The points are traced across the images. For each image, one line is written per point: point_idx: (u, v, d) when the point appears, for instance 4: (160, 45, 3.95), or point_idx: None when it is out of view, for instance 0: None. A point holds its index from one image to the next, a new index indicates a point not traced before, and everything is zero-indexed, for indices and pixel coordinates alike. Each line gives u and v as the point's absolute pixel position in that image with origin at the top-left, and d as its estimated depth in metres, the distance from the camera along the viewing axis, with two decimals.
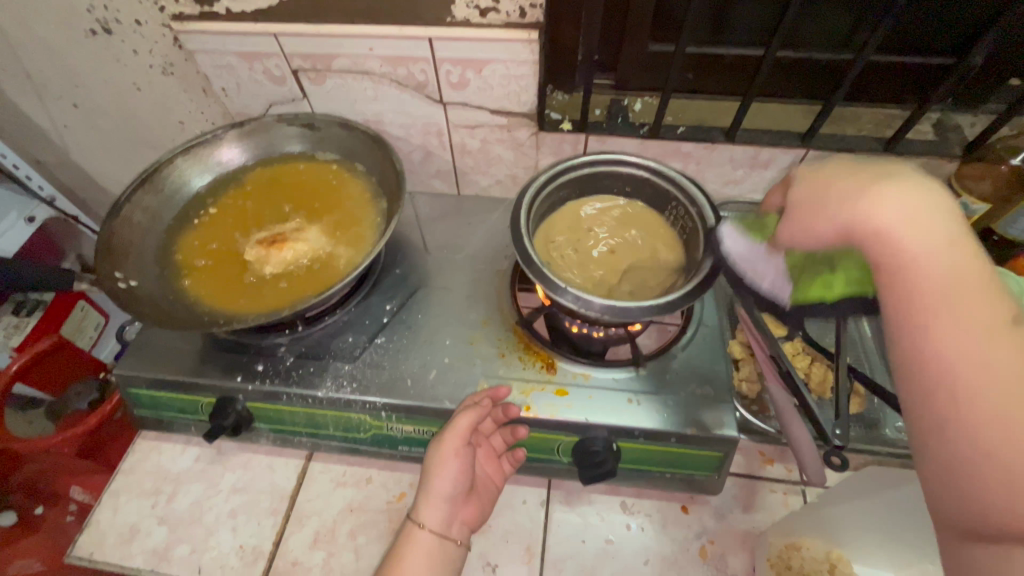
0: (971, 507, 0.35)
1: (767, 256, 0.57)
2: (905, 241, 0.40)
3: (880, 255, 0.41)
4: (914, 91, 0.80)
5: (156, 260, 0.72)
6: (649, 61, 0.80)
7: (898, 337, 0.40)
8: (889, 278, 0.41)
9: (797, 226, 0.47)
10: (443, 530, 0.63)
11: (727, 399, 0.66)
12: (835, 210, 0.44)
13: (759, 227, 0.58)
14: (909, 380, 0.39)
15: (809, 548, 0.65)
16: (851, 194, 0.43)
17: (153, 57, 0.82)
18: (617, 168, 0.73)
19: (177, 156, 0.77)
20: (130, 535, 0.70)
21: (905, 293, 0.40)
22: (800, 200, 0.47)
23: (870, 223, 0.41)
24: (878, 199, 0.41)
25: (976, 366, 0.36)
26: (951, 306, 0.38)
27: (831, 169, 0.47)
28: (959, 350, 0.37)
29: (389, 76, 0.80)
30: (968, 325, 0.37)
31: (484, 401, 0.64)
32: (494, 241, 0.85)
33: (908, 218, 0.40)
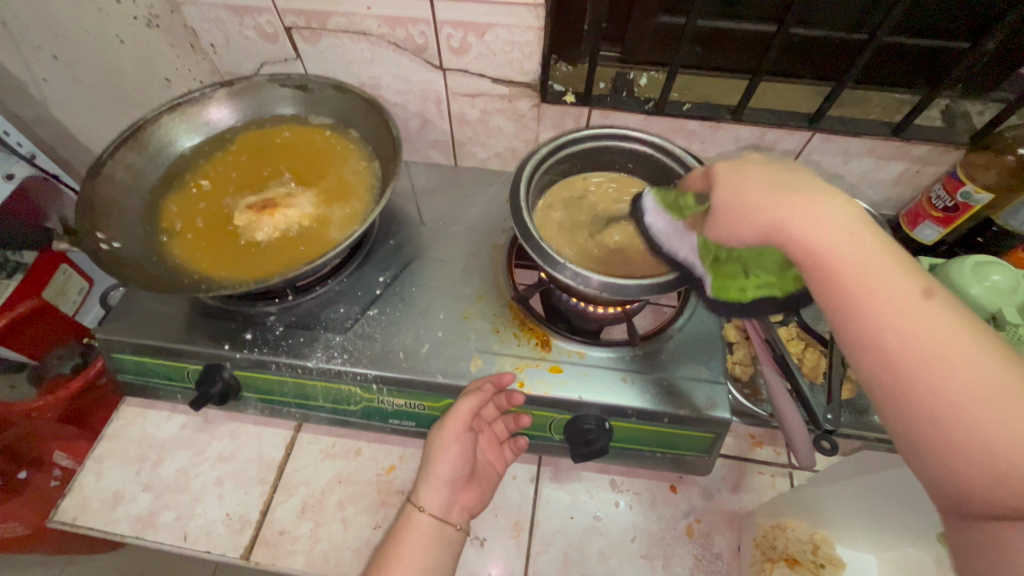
0: (949, 480, 0.37)
1: (683, 232, 0.56)
2: (818, 246, 0.41)
3: (804, 259, 0.42)
4: (925, 75, 0.78)
5: (140, 222, 0.69)
6: (658, 33, 0.78)
7: (846, 338, 0.41)
8: (818, 279, 0.41)
9: (728, 229, 0.45)
10: (443, 515, 0.63)
11: (721, 381, 0.66)
12: (757, 217, 0.43)
13: (675, 206, 0.57)
14: (870, 374, 0.40)
15: (794, 529, 0.67)
16: (769, 204, 0.43)
17: (137, 7, 0.77)
18: (621, 143, 0.71)
19: (162, 114, 0.74)
20: (114, 500, 0.69)
21: (840, 298, 0.41)
22: (724, 203, 0.46)
23: (784, 230, 0.42)
24: (789, 206, 0.42)
25: (911, 345, 0.38)
26: (871, 297, 0.39)
27: (750, 166, 0.47)
28: (898, 334, 0.38)
29: (387, 38, 0.77)
30: (889, 303, 0.39)
31: (485, 386, 0.63)
32: (491, 216, 0.83)
33: (816, 225, 0.41)
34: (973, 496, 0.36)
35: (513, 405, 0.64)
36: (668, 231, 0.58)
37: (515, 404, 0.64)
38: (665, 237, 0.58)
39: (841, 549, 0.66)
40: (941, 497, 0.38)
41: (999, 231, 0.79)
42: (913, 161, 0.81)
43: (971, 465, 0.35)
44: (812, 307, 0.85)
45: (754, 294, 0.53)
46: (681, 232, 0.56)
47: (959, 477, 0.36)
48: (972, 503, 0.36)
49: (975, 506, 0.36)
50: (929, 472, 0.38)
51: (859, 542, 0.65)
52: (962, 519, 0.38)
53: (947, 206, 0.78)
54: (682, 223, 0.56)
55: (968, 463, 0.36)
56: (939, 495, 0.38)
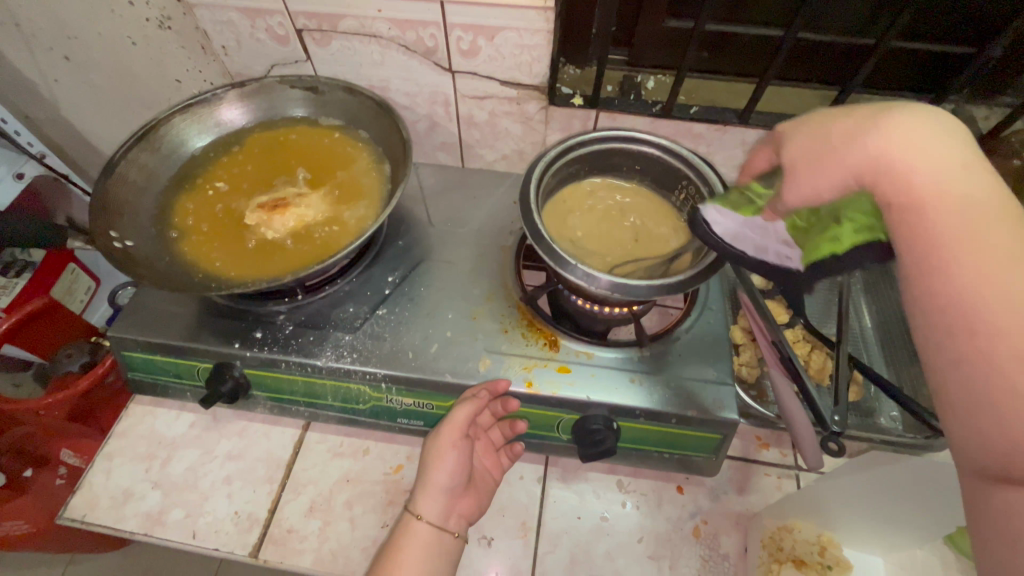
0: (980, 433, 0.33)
1: (766, 224, 0.53)
2: (912, 174, 0.38)
3: (898, 194, 0.38)
4: (931, 80, 0.79)
5: (153, 222, 0.70)
6: (666, 37, 0.78)
7: (919, 279, 0.36)
8: (896, 210, 0.38)
9: (808, 181, 0.45)
10: (441, 523, 0.64)
11: (728, 382, 0.66)
12: (844, 155, 0.42)
13: (747, 202, 0.55)
14: (924, 310, 0.36)
15: (800, 530, 0.66)
16: (852, 137, 0.42)
17: (150, 10, 0.78)
18: (630, 145, 0.72)
19: (174, 115, 0.74)
20: (124, 498, 0.69)
21: (912, 231, 0.37)
22: (797, 159, 0.46)
23: (880, 160, 0.40)
24: (885, 136, 0.40)
25: (992, 285, 0.33)
26: (961, 238, 0.35)
27: (861, 108, 0.44)
28: (975, 277, 0.33)
29: (398, 40, 0.77)
30: (974, 243, 0.34)
31: (482, 393, 0.64)
32: (499, 217, 0.83)
33: (915, 149, 0.38)
34: (1009, 462, 0.32)
35: (508, 411, 0.65)
36: (741, 229, 0.55)
37: (510, 410, 0.66)
38: (740, 238, 0.56)
39: (848, 551, 0.66)
40: (969, 459, 0.34)
41: None
42: None
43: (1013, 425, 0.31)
44: (818, 309, 0.85)
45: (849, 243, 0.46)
46: (761, 226, 0.54)
47: (987, 428, 0.32)
48: (1011, 471, 0.32)
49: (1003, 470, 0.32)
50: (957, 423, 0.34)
51: (866, 543, 0.65)
52: (986, 485, 0.34)
53: None
54: (759, 218, 0.53)
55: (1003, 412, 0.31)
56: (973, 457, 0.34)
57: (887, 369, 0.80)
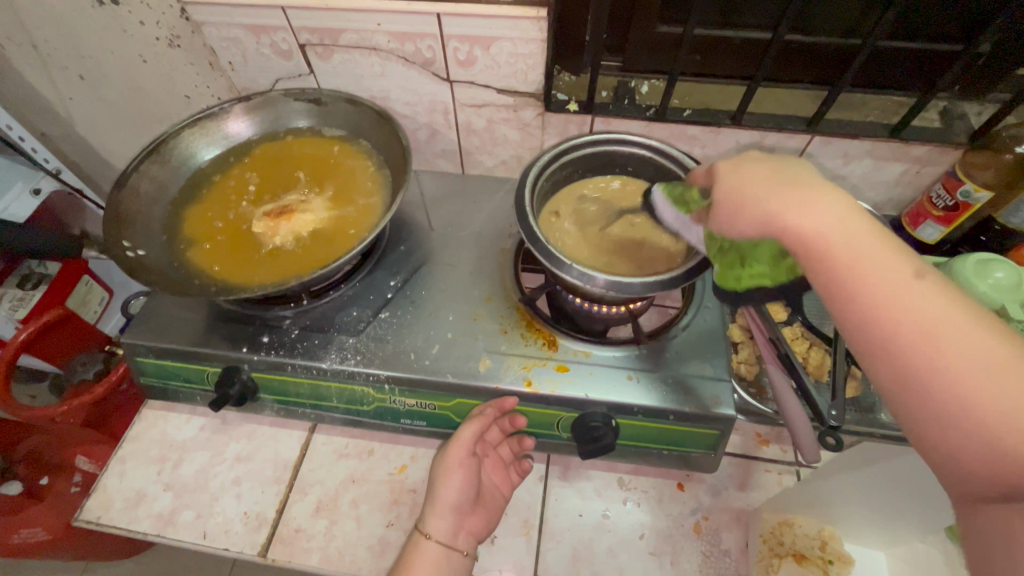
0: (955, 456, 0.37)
1: (692, 225, 0.58)
2: (817, 232, 0.43)
3: (802, 248, 0.44)
4: (921, 78, 0.80)
5: (164, 232, 0.72)
6: (658, 42, 0.80)
7: (848, 317, 0.42)
8: (812, 266, 0.44)
9: (724, 224, 0.48)
10: (449, 541, 0.64)
11: (726, 378, 0.67)
12: (754, 211, 0.46)
13: (681, 201, 0.60)
14: (866, 360, 0.42)
15: (802, 525, 0.67)
16: (761, 199, 0.46)
17: (160, 29, 0.81)
18: (622, 146, 0.73)
19: (184, 128, 0.77)
20: (136, 499, 0.71)
21: (836, 279, 0.42)
22: (725, 196, 0.48)
23: (790, 225, 0.44)
24: (786, 201, 0.44)
25: (895, 322, 0.40)
26: (863, 277, 0.41)
27: (748, 164, 0.49)
28: (888, 316, 0.40)
29: (397, 52, 0.80)
30: (878, 289, 0.41)
31: (488, 411, 0.67)
32: (498, 221, 0.85)
33: (808, 209, 0.43)
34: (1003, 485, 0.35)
35: (516, 428, 0.68)
36: (677, 227, 0.60)
37: (518, 426, 0.69)
38: (675, 232, 0.61)
39: (850, 546, 0.67)
40: (955, 483, 0.38)
41: (1001, 229, 0.79)
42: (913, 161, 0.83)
43: (966, 439, 0.36)
44: (816, 307, 0.86)
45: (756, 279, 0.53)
46: (688, 226, 0.59)
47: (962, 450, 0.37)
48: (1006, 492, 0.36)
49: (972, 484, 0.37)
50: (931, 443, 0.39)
51: (866, 538, 0.65)
52: (980, 504, 0.37)
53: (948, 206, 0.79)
54: (688, 217, 0.59)
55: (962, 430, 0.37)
56: (956, 481, 0.38)
57: None
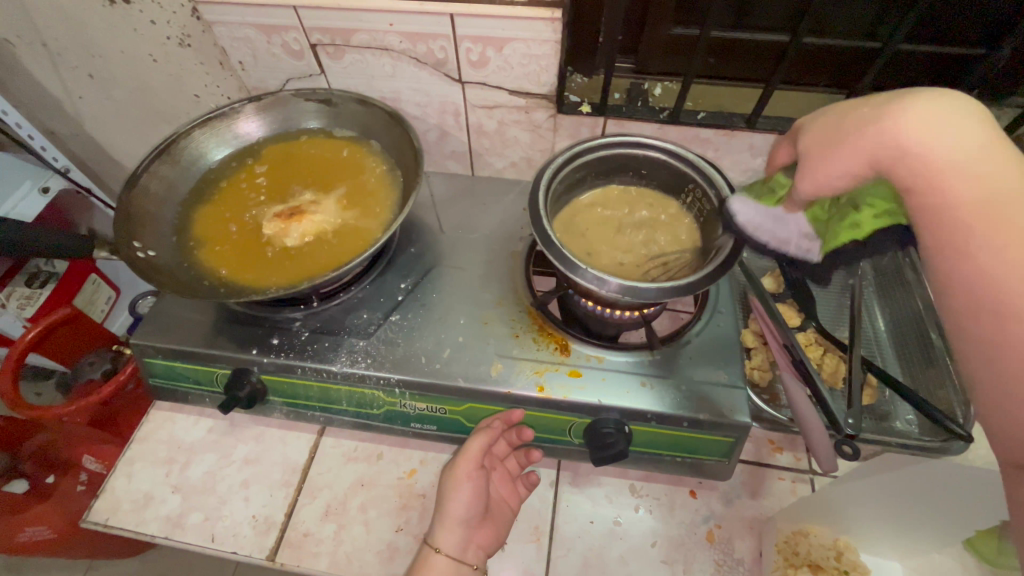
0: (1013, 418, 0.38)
1: (786, 216, 0.57)
2: (936, 161, 0.42)
3: (913, 175, 0.43)
4: (940, 81, 0.79)
5: (174, 232, 0.72)
6: (672, 44, 0.79)
7: (939, 263, 0.42)
8: (921, 196, 0.43)
9: (819, 162, 0.49)
10: (459, 555, 0.63)
11: (740, 385, 0.66)
12: (857, 137, 0.46)
13: (768, 193, 0.59)
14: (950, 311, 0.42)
15: (817, 534, 0.66)
16: (869, 122, 0.46)
17: (171, 28, 0.81)
18: (636, 149, 0.72)
19: (194, 128, 0.77)
20: (145, 501, 0.71)
21: (938, 225, 0.42)
22: (822, 139, 0.50)
23: (895, 144, 0.43)
24: (897, 120, 0.44)
25: (988, 274, 0.39)
26: (983, 220, 0.40)
27: (852, 104, 0.50)
28: (994, 267, 0.39)
29: (409, 53, 0.79)
30: (997, 234, 0.39)
31: (495, 424, 0.67)
32: (508, 224, 0.85)
33: (939, 133, 0.42)
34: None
35: (523, 441, 0.69)
36: (765, 221, 0.58)
37: (525, 439, 0.69)
38: (761, 228, 0.58)
39: (865, 556, 0.65)
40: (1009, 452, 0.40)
41: None
42: None
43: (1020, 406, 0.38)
44: (830, 312, 0.85)
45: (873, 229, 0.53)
46: (781, 218, 0.57)
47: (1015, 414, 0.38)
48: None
49: (1014, 443, 0.39)
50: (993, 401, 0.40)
51: (883, 549, 0.64)
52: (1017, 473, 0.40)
53: None
54: (780, 209, 0.58)
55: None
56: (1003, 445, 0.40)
57: (902, 373, 0.79)
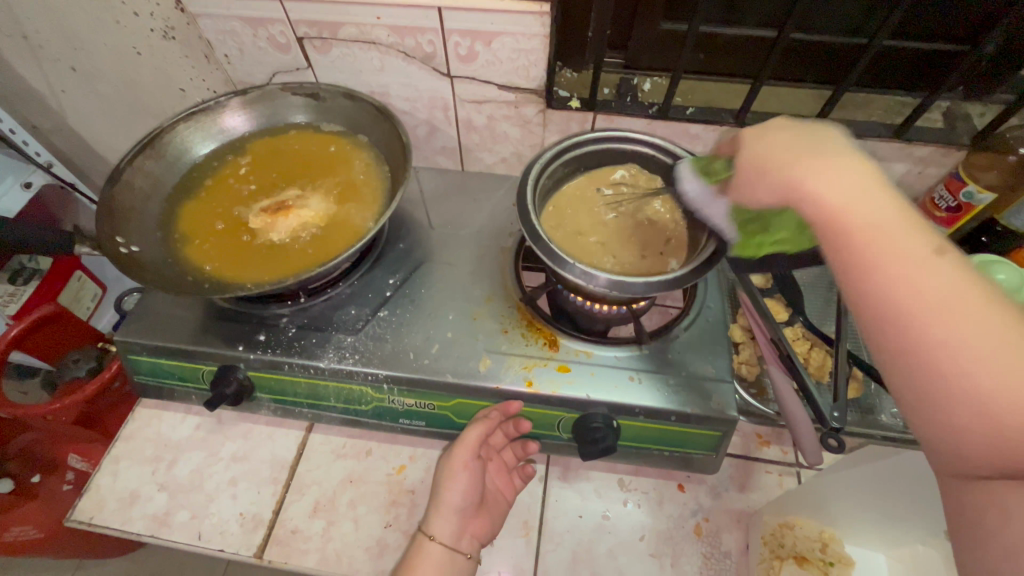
0: (948, 440, 0.36)
1: (715, 198, 0.59)
2: (826, 196, 0.41)
3: (817, 216, 0.42)
4: (925, 77, 0.79)
5: (158, 227, 0.71)
6: (661, 39, 0.79)
7: (851, 291, 0.41)
8: (824, 234, 0.41)
9: (746, 190, 0.48)
10: (453, 543, 0.64)
11: (727, 379, 0.67)
12: (779, 179, 0.44)
13: (707, 171, 0.59)
14: (873, 340, 0.40)
15: (803, 526, 0.67)
16: (784, 165, 0.44)
17: (154, 20, 0.80)
18: (624, 144, 0.72)
19: (179, 122, 0.76)
20: (130, 500, 0.70)
21: (844, 250, 0.40)
22: (750, 164, 0.48)
23: (806, 193, 0.42)
24: (802, 167, 0.43)
25: (910, 299, 0.37)
26: (878, 250, 0.39)
27: (772, 133, 0.48)
28: (899, 292, 0.37)
29: (396, 47, 0.79)
30: (889, 265, 0.38)
31: (493, 412, 0.67)
32: (498, 220, 0.84)
33: (831, 177, 0.41)
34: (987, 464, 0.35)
35: (521, 432, 0.68)
36: (700, 198, 0.60)
37: (523, 430, 0.68)
38: (697, 202, 0.61)
39: (850, 547, 0.66)
40: (944, 462, 0.38)
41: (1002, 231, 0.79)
42: (915, 162, 0.83)
43: (959, 428, 0.35)
44: (817, 306, 0.85)
45: (770, 250, 0.58)
46: (712, 198, 0.59)
47: (953, 434, 0.36)
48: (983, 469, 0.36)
49: (967, 464, 0.36)
50: (922, 426, 0.38)
51: (868, 541, 0.65)
52: (980, 483, 0.37)
53: (951, 207, 0.79)
54: (712, 188, 0.59)
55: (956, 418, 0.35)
56: (940, 458, 0.38)
57: None
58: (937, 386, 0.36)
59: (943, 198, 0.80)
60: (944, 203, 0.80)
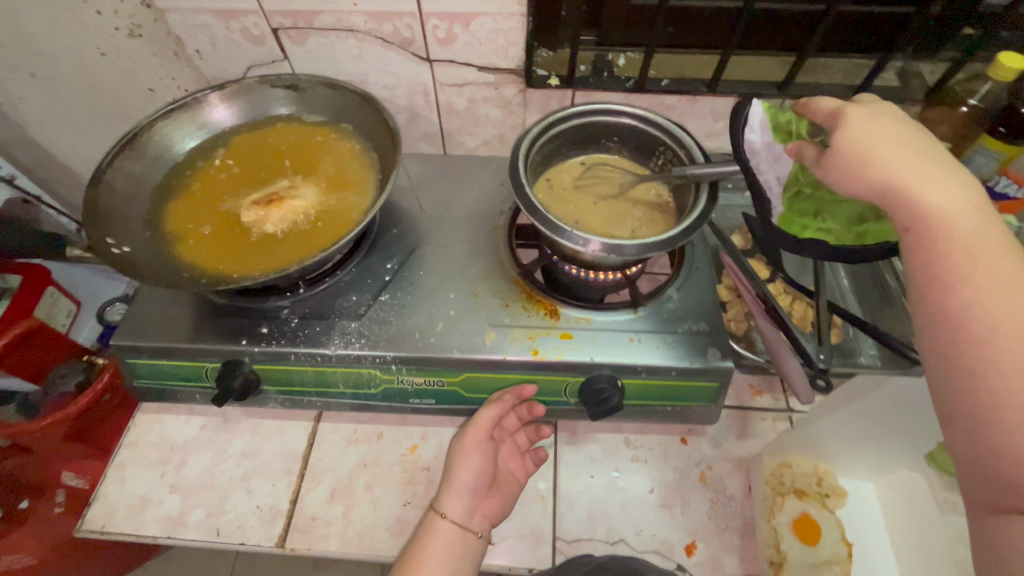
0: (982, 450, 0.40)
1: (779, 156, 0.63)
2: (933, 205, 0.45)
3: (917, 218, 0.46)
4: (879, 39, 0.85)
5: (146, 227, 0.70)
6: (632, 14, 0.82)
7: (927, 297, 0.45)
8: (921, 235, 0.46)
9: (834, 181, 0.52)
10: (464, 521, 0.65)
11: (720, 333, 0.70)
12: (872, 175, 0.49)
13: (784, 131, 0.63)
14: (935, 343, 0.44)
15: (798, 465, 0.71)
16: (897, 167, 0.48)
17: (119, 18, 0.79)
18: (607, 117, 0.75)
19: (157, 120, 0.74)
20: (141, 505, 0.70)
21: (934, 254, 0.45)
22: (847, 152, 0.51)
23: (916, 199, 0.46)
24: (922, 178, 0.47)
25: (984, 316, 0.41)
26: (964, 264, 0.43)
27: (879, 124, 0.51)
28: (976, 304, 0.42)
29: (375, 33, 0.79)
30: (970, 280, 0.43)
31: (506, 395, 0.69)
32: (487, 200, 0.86)
33: (938, 188, 0.46)
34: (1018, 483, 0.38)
35: (535, 415, 0.72)
36: (761, 152, 0.63)
37: (535, 414, 0.72)
38: (755, 155, 0.64)
39: (844, 480, 0.71)
40: (977, 483, 0.41)
41: None
42: None
43: (1005, 442, 0.39)
44: (795, 262, 0.90)
45: (814, 233, 0.64)
46: (778, 156, 0.63)
47: (988, 442, 0.39)
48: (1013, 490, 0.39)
49: (998, 483, 0.39)
50: (960, 432, 0.42)
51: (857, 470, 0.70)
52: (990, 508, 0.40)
53: None
54: (782, 148, 0.63)
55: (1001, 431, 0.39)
56: (975, 476, 0.41)
57: (863, 313, 0.86)
58: (990, 394, 0.40)
59: None
60: None
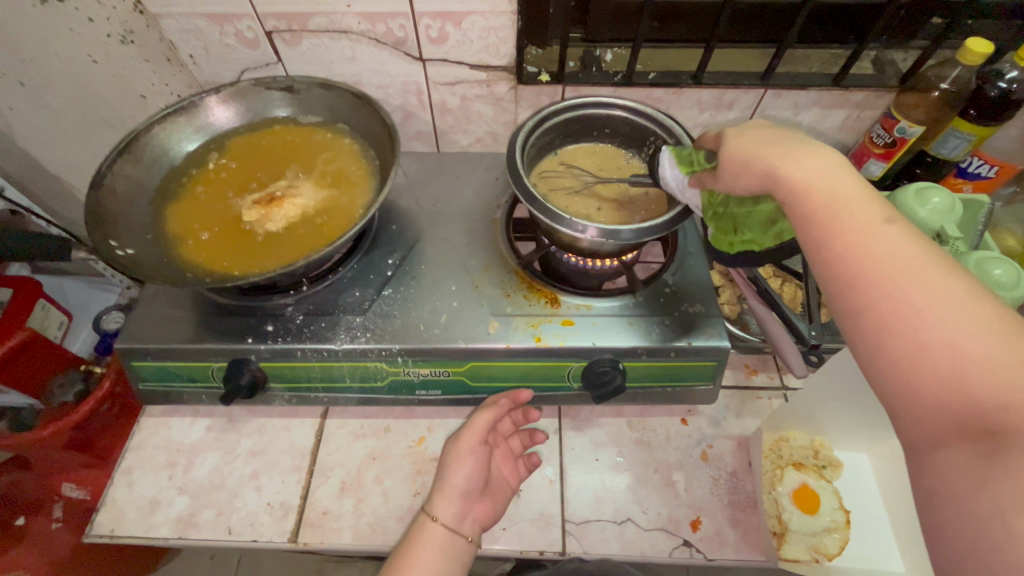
0: (910, 395, 0.39)
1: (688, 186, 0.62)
2: (809, 180, 0.47)
3: (791, 195, 0.48)
4: (854, 30, 0.88)
5: (147, 230, 0.70)
6: (618, 10, 0.85)
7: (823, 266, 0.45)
8: (799, 212, 0.47)
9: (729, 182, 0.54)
10: (456, 525, 0.65)
11: (715, 314, 0.73)
12: (755, 167, 0.51)
13: (687, 161, 0.62)
14: (840, 307, 0.44)
15: (795, 438, 0.73)
16: (766, 155, 0.50)
17: (112, 25, 0.79)
18: (598, 109, 0.77)
19: (154, 124, 0.75)
20: (151, 507, 0.69)
21: (816, 224, 0.46)
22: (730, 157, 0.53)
23: (787, 178, 0.48)
24: (791, 158, 0.49)
25: (870, 264, 0.42)
26: (842, 221, 0.45)
27: (750, 129, 0.55)
28: (857, 254, 0.43)
29: (368, 34, 0.80)
30: (849, 232, 0.44)
31: (503, 403, 0.71)
32: (483, 195, 0.87)
33: (804, 164, 0.48)
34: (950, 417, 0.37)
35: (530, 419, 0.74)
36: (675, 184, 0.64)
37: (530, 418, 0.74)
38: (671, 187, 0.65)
39: (840, 452, 0.72)
40: (910, 430, 0.40)
41: (933, 160, 0.88)
42: (853, 108, 0.92)
43: (922, 383, 0.38)
44: None
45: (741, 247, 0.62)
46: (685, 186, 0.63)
47: (913, 385, 0.39)
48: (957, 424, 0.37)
49: (926, 424, 0.38)
50: (884, 384, 0.41)
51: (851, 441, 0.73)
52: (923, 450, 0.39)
53: (888, 142, 0.88)
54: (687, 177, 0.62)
55: (921, 372, 0.38)
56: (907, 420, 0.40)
57: None
58: (903, 340, 0.39)
59: (881, 134, 0.88)
60: (881, 139, 0.88)
